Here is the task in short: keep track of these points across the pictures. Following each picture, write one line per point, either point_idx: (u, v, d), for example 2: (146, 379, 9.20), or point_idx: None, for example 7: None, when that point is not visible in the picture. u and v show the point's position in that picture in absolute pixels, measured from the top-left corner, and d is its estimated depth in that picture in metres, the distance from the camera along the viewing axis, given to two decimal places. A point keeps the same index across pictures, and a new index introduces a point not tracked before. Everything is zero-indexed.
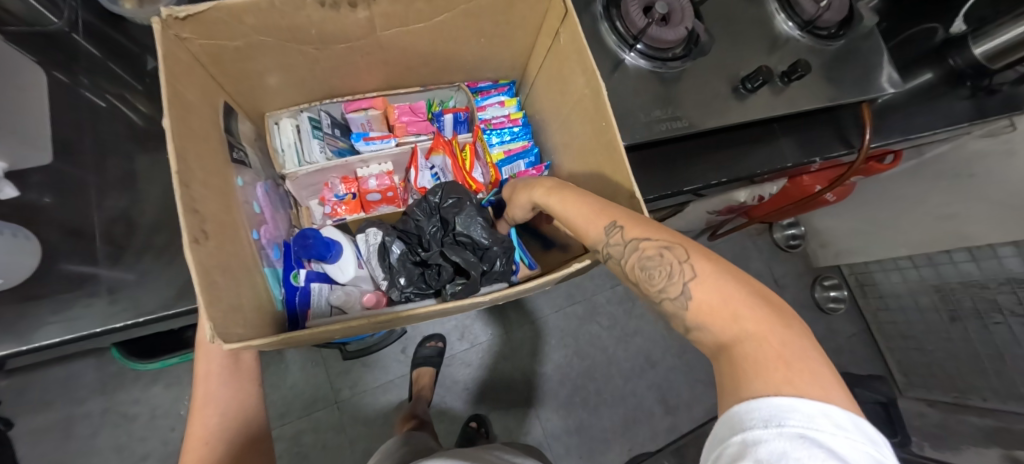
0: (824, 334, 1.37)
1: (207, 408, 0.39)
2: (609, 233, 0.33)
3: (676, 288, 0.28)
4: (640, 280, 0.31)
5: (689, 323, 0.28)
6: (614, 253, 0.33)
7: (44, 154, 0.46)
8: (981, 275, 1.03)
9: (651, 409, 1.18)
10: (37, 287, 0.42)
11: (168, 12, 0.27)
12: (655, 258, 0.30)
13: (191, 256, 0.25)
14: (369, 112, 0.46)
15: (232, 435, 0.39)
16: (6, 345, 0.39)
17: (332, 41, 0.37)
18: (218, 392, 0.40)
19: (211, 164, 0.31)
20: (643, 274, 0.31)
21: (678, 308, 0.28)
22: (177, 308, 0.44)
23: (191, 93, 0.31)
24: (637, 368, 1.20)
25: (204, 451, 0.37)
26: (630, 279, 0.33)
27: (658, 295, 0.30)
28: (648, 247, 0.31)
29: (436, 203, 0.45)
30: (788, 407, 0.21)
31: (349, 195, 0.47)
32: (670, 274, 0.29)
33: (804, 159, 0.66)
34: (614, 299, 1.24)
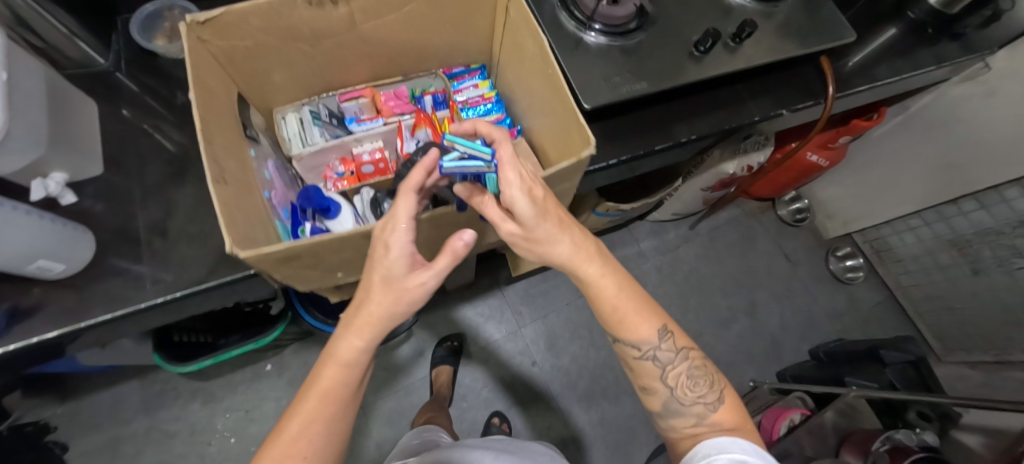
0: (846, 305, 1.30)
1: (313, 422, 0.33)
2: (666, 347, 0.44)
3: (707, 403, 0.44)
4: (676, 384, 0.44)
5: (705, 423, 0.43)
6: (665, 356, 0.44)
7: (96, 168, 0.54)
8: (994, 221, 1.01)
9: None
10: (94, 275, 0.49)
11: (192, 17, 0.34)
12: (696, 374, 0.45)
13: (214, 192, 0.31)
14: (359, 100, 0.53)
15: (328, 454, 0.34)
16: (66, 322, 0.46)
17: (321, 37, 0.44)
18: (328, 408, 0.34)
19: (229, 135, 0.38)
20: (682, 381, 0.44)
21: (705, 410, 0.43)
22: (207, 283, 0.51)
23: (211, 83, 0.38)
24: None
25: None
26: (663, 381, 0.45)
27: (693, 398, 0.44)
28: (693, 358, 0.45)
29: (419, 161, 0.49)
30: (752, 448, 0.37)
31: (348, 171, 0.51)
32: (705, 383, 0.44)
33: (772, 111, 0.70)
34: None
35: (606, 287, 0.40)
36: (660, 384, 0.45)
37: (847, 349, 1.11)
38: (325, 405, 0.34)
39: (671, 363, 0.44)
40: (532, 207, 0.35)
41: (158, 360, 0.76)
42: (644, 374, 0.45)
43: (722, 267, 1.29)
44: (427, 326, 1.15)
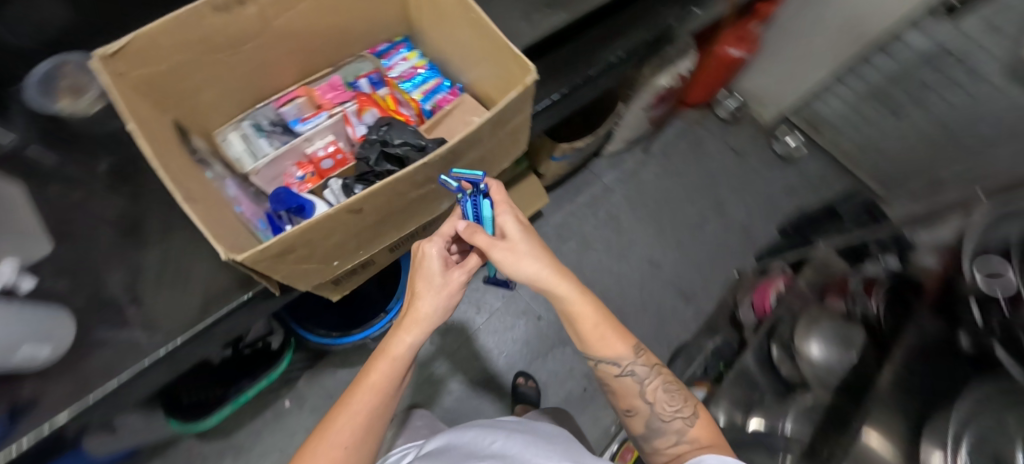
0: (797, 179, 1.41)
1: (348, 413, 0.43)
2: (642, 363, 0.52)
3: (683, 415, 0.49)
4: (655, 399, 0.51)
5: (682, 438, 0.48)
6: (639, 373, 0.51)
7: (44, 244, 0.52)
8: (899, 65, 1.12)
9: (673, 303, 1.18)
10: (84, 347, 0.48)
11: (101, 51, 0.33)
12: (671, 391, 0.51)
13: (186, 208, 0.32)
14: (296, 101, 0.53)
15: (361, 446, 0.43)
16: (72, 402, 0.44)
17: (238, 43, 0.43)
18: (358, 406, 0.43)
19: (181, 161, 0.38)
20: (661, 396, 0.51)
21: (683, 426, 0.48)
22: (204, 322, 0.51)
23: (142, 115, 0.37)
24: (646, 277, 1.20)
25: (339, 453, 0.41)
26: (642, 397, 0.51)
27: (670, 414, 0.49)
28: (666, 377, 0.52)
29: (375, 137, 0.50)
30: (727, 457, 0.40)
31: (308, 173, 0.51)
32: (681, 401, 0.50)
33: (681, 10, 0.75)
34: (598, 223, 1.22)
35: (582, 308, 0.47)
36: (641, 402, 0.51)
37: (807, 217, 1.20)
38: (359, 404, 0.43)
39: (647, 378, 0.52)
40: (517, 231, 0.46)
41: (173, 424, 0.76)
42: (626, 390, 0.52)
43: (682, 178, 1.34)
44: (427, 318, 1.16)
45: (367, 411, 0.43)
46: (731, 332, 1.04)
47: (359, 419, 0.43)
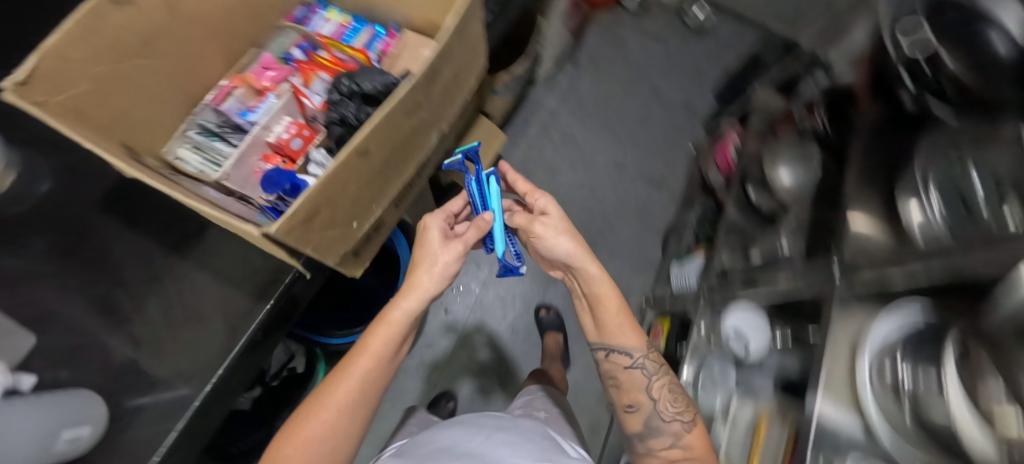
0: (715, 44, 1.49)
1: (342, 385, 0.47)
2: (652, 360, 0.56)
3: (683, 417, 0.55)
4: (659, 396, 0.55)
5: (680, 443, 0.54)
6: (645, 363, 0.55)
7: (26, 336, 0.47)
8: None
9: (646, 193, 1.21)
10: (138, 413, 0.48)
11: (8, 82, 0.28)
12: (675, 393, 0.56)
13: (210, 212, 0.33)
14: (236, 93, 0.50)
15: (349, 417, 0.48)
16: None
17: (146, 37, 0.39)
18: (350, 382, 0.47)
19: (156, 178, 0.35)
20: (665, 394, 0.55)
21: (681, 429, 0.55)
22: (239, 346, 0.50)
23: (91, 141, 0.34)
24: (620, 177, 1.21)
25: (329, 420, 0.46)
26: (643, 394, 0.55)
27: (671, 416, 0.55)
28: (669, 381, 0.57)
29: (344, 91, 0.49)
30: None
31: (280, 161, 0.48)
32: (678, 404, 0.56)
33: None
34: (554, 148, 1.21)
35: (601, 291, 0.51)
36: (644, 397, 0.55)
37: (738, 75, 1.28)
38: (355, 373, 0.48)
39: (653, 375, 0.55)
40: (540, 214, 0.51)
41: None
42: (631, 385, 0.55)
43: (616, 76, 1.35)
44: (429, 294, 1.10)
45: (361, 379, 0.48)
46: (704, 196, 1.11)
47: (349, 388, 0.47)
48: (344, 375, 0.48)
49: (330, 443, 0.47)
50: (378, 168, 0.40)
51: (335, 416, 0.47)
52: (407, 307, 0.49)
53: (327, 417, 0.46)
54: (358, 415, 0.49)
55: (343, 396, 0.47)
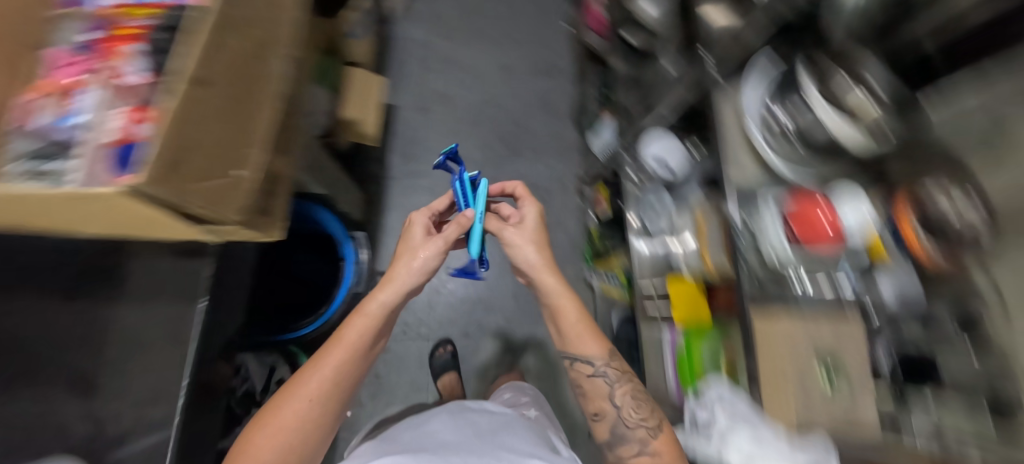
0: None
1: (323, 371, 0.52)
2: (614, 366, 0.57)
3: (646, 425, 0.54)
4: (621, 401, 0.56)
5: (649, 449, 0.54)
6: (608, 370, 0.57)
7: None
8: None
9: (544, 86, 1.22)
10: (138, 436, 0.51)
11: None
12: (641, 397, 0.57)
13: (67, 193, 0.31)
14: (46, 109, 0.40)
15: (325, 404, 0.52)
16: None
17: None
18: (330, 372, 0.52)
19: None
20: (627, 399, 0.56)
21: (648, 435, 0.54)
22: (190, 360, 0.53)
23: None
24: (510, 80, 1.22)
25: (305, 405, 0.50)
26: (608, 402, 0.56)
27: (638, 421, 0.55)
28: (633, 382, 0.58)
29: (155, 34, 0.42)
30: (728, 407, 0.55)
31: (117, 129, 0.35)
32: (646, 408, 0.56)
33: None
34: (440, 77, 1.18)
35: (568, 301, 0.57)
36: (608, 404, 0.56)
37: None
38: (338, 361, 0.53)
39: (616, 381, 0.57)
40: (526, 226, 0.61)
41: None
42: (596, 393, 0.57)
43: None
44: (382, 262, 1.05)
45: (338, 367, 0.52)
46: (593, 64, 1.14)
47: (329, 375, 0.52)
48: (327, 361, 0.53)
49: (302, 428, 0.50)
50: (223, 99, 0.38)
51: (310, 403, 0.51)
52: (386, 300, 0.55)
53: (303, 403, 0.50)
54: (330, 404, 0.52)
55: (324, 381, 0.51)
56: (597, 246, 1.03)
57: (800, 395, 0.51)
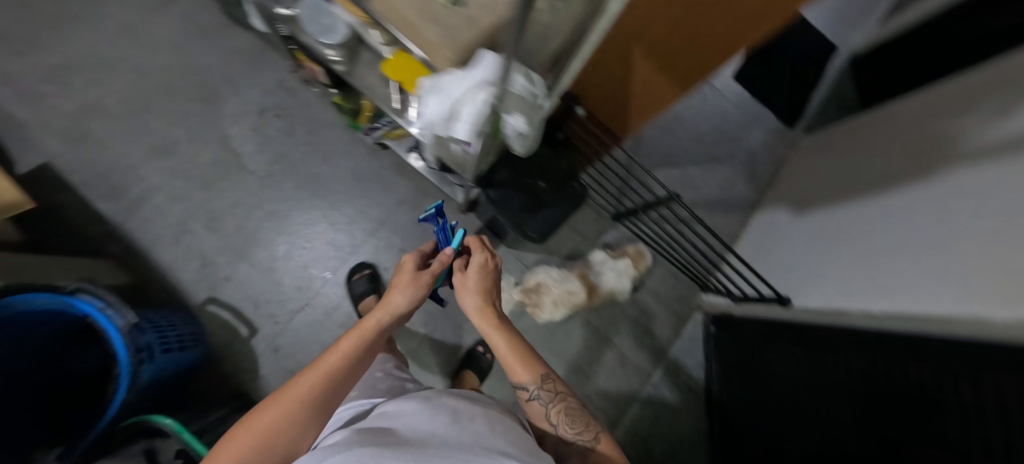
0: None
1: (314, 372, 0.45)
2: (547, 388, 0.58)
3: (583, 439, 0.55)
4: (558, 420, 0.57)
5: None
6: (540, 395, 0.58)
7: None
8: None
9: (174, 24, 1.01)
10: None
11: None
12: (574, 415, 0.57)
13: None
14: None
15: (326, 395, 0.44)
16: None
17: None
18: (325, 372, 0.45)
19: None
20: (563, 417, 0.57)
21: (587, 448, 0.54)
22: None
23: None
24: (139, 41, 1.00)
25: (301, 397, 0.42)
26: (548, 420, 0.57)
27: (574, 435, 0.55)
28: (563, 395, 0.59)
29: None
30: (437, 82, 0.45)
31: None
32: (580, 419, 0.57)
33: None
34: (60, 102, 0.95)
35: (502, 341, 0.62)
36: (549, 425, 0.58)
37: None
38: (333, 363, 0.47)
39: (550, 402, 0.58)
40: (478, 268, 0.67)
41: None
42: (536, 415, 0.58)
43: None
44: (194, 294, 0.93)
45: (338, 371, 0.46)
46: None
47: (323, 379, 0.45)
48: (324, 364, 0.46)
49: (291, 423, 0.40)
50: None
51: (304, 394, 0.42)
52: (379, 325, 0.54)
53: (295, 406, 0.41)
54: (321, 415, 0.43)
55: (321, 377, 0.45)
56: (350, 108, 0.95)
57: (436, 25, 0.41)
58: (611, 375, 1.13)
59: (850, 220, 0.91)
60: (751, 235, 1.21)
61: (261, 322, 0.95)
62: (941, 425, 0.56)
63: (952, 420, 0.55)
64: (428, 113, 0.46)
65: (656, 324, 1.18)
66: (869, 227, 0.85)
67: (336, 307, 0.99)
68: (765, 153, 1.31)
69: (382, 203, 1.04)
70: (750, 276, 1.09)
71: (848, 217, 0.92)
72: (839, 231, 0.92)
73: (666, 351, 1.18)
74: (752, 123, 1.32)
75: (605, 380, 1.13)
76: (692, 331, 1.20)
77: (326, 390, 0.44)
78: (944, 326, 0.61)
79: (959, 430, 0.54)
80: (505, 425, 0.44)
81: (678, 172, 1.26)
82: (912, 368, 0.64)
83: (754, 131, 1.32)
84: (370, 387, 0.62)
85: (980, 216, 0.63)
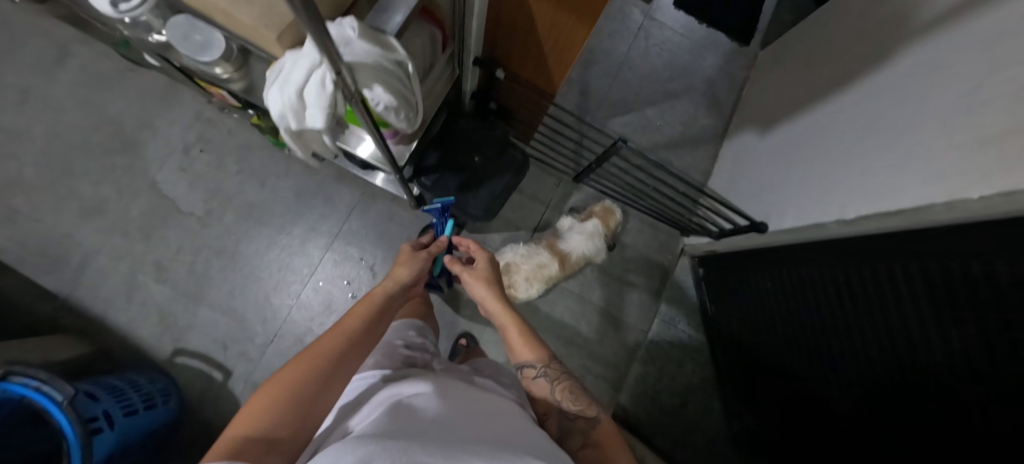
0: None
1: (336, 331, 0.47)
2: (548, 367, 0.63)
3: (585, 415, 0.55)
4: (561, 397, 0.59)
5: (585, 441, 0.52)
6: (544, 370, 0.62)
7: None
8: None
9: (73, 82, 0.96)
10: None
11: None
12: (571, 395, 0.59)
13: None
14: None
15: (354, 346, 0.46)
16: None
17: None
18: (347, 330, 0.47)
19: None
20: (565, 394, 0.59)
21: (585, 426, 0.54)
22: None
23: None
24: (42, 104, 0.95)
25: (334, 348, 0.43)
26: (552, 395, 0.59)
27: (573, 412, 0.56)
28: (560, 376, 0.62)
29: None
30: (281, 72, 0.39)
31: None
32: (576, 399, 0.58)
33: None
34: None
35: (508, 322, 0.69)
36: (552, 400, 0.59)
37: None
38: (355, 321, 0.49)
39: (553, 380, 0.61)
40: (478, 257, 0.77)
41: None
42: (540, 393, 0.61)
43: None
44: (159, 349, 0.90)
45: (360, 325, 0.49)
46: (58, 13, 0.89)
47: (348, 334, 0.47)
48: (347, 323, 0.49)
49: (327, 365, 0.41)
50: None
51: (337, 346, 0.44)
52: (393, 291, 0.59)
53: (323, 361, 0.41)
54: (347, 364, 0.43)
55: (346, 331, 0.47)
56: (269, 127, 0.90)
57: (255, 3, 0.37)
58: (605, 340, 1.10)
59: (814, 127, 0.85)
60: (723, 167, 1.14)
61: (233, 363, 0.92)
62: (920, 308, 0.53)
63: (928, 298, 0.52)
64: (274, 106, 0.40)
65: (642, 279, 1.13)
66: (834, 130, 0.78)
67: (307, 331, 0.95)
68: (724, 76, 1.23)
69: (329, 216, 0.99)
70: (726, 210, 1.03)
71: (815, 124, 0.85)
72: (806, 141, 0.86)
73: (658, 304, 1.13)
74: (705, 48, 1.23)
75: (599, 346, 1.09)
76: (681, 278, 1.15)
77: (349, 347, 0.45)
78: (912, 215, 0.56)
79: (935, 305, 0.51)
80: (519, 425, 0.40)
81: (635, 117, 1.18)
82: (881, 258, 0.61)
83: (708, 56, 1.23)
84: (387, 356, 0.55)
85: (943, 87, 0.57)
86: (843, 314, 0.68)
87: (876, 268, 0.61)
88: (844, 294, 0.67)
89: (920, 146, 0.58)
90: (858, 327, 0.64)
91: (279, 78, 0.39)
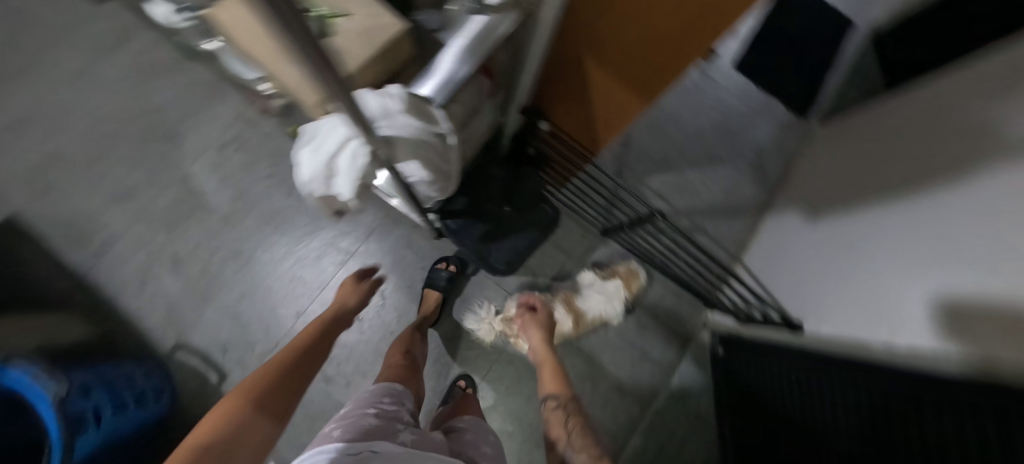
0: None
1: (286, 355, 0.59)
2: (566, 401, 0.74)
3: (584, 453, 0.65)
4: (572, 431, 0.69)
5: None
6: (562, 404, 0.73)
7: None
8: None
9: (129, 67, 0.99)
10: None
11: None
12: (580, 434, 0.68)
13: None
14: None
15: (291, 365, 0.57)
16: None
17: None
18: (291, 353, 0.60)
19: None
20: (575, 429, 0.69)
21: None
22: None
23: None
24: (97, 85, 0.98)
25: (280, 370, 0.55)
26: (564, 426, 0.70)
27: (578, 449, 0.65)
28: (576, 415, 0.72)
29: None
30: (309, 131, 0.41)
31: None
32: (585, 439, 0.67)
33: None
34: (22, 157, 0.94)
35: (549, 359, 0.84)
36: (563, 430, 0.70)
37: None
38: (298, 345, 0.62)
39: (568, 415, 0.72)
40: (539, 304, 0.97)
41: None
42: (556, 423, 0.71)
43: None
44: (162, 341, 0.90)
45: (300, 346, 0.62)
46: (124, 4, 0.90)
47: (287, 358, 0.58)
48: (295, 347, 0.61)
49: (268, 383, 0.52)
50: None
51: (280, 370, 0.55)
52: (335, 317, 0.73)
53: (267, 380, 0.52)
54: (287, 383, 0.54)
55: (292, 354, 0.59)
56: None
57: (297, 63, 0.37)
58: (608, 405, 1.04)
59: (855, 233, 0.79)
60: (760, 244, 1.08)
61: (230, 367, 0.91)
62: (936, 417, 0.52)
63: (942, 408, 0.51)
64: (306, 168, 0.41)
65: (656, 346, 1.08)
66: (871, 229, 0.74)
67: None
68: (774, 146, 1.17)
69: (348, 234, 0.98)
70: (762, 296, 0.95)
71: (870, 226, 0.76)
72: (846, 243, 0.80)
73: (669, 376, 1.07)
74: (759, 114, 1.18)
75: (601, 410, 1.03)
76: (699, 350, 1.08)
77: (293, 365, 0.57)
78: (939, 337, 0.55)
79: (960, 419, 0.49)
80: None
81: (675, 177, 1.14)
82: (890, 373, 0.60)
83: (761, 122, 1.18)
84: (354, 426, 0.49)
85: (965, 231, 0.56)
86: (848, 426, 0.63)
87: (894, 385, 0.59)
88: (847, 403, 0.65)
89: (958, 274, 0.54)
90: (868, 430, 0.60)
91: (307, 136, 0.41)
